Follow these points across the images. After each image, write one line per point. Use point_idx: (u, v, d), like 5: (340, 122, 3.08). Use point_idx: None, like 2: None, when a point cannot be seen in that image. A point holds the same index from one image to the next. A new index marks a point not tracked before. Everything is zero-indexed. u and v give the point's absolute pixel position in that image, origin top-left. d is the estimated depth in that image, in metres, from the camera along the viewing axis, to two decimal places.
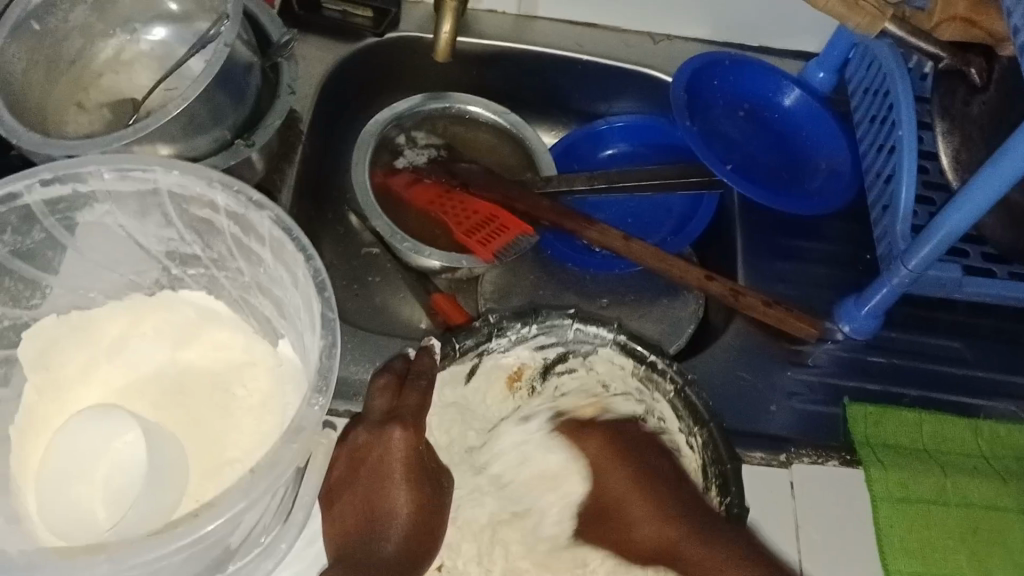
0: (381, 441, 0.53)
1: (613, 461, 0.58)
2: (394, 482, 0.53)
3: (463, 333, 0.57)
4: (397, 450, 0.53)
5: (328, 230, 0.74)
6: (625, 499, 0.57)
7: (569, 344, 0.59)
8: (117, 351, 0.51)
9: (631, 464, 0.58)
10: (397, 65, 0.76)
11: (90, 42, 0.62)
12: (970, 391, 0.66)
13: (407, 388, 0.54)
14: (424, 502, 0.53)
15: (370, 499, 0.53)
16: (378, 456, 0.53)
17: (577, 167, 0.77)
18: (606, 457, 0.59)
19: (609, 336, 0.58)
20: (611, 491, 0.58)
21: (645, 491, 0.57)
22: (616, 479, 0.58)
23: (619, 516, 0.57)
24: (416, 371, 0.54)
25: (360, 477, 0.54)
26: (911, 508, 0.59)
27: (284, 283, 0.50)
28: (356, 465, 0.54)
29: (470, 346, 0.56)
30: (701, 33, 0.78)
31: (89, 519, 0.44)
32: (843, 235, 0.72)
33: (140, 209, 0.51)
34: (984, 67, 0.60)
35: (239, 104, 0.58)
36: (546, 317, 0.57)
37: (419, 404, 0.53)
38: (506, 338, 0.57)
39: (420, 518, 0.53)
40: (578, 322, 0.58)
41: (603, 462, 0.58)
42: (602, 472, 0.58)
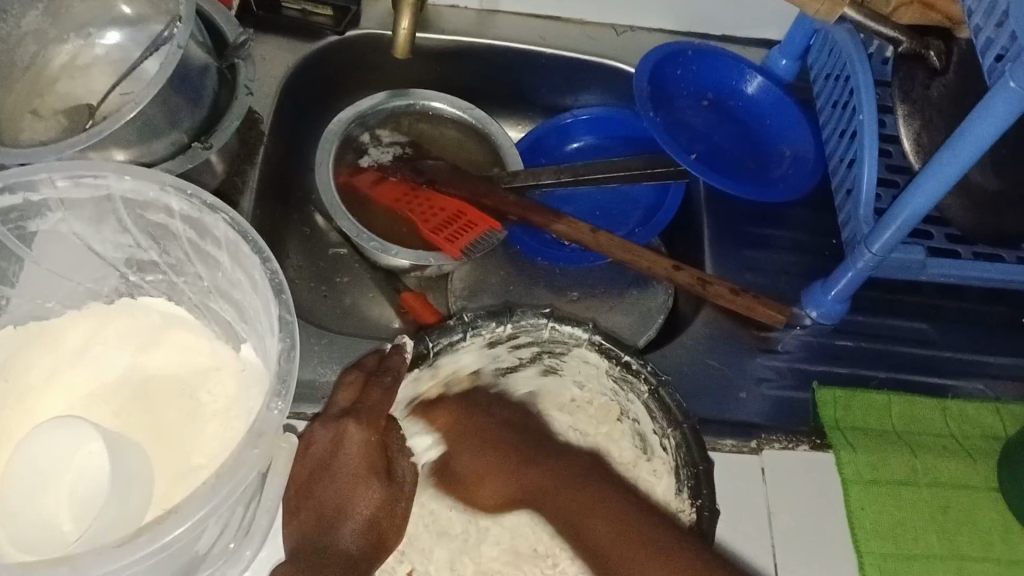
0: (338, 440, 0.52)
1: (464, 420, 0.59)
2: (355, 481, 0.52)
3: (434, 332, 0.56)
4: (358, 447, 0.52)
5: (294, 231, 0.74)
6: (477, 455, 0.58)
7: (545, 342, 0.58)
8: (77, 361, 0.50)
9: (483, 429, 0.58)
10: (359, 62, 0.76)
11: (44, 48, 0.61)
12: (939, 373, 0.66)
13: (370, 386, 0.53)
14: (382, 495, 0.53)
15: (326, 502, 0.51)
16: (336, 456, 0.52)
17: (544, 161, 0.77)
18: (458, 426, 0.59)
19: (584, 337, 0.56)
20: (462, 459, 0.58)
21: (496, 443, 0.58)
22: (469, 440, 0.58)
23: (482, 475, 0.57)
24: (385, 367, 0.54)
25: (318, 478, 0.52)
26: (882, 489, 0.59)
27: (244, 287, 0.49)
28: (315, 465, 0.52)
29: (441, 344, 0.55)
30: (663, 24, 0.78)
31: (51, 531, 0.43)
32: (807, 222, 0.72)
33: (96, 216, 0.51)
34: (943, 49, 0.61)
35: (196, 107, 0.58)
36: (520, 318, 0.56)
37: (382, 401, 0.53)
38: (480, 337, 0.56)
39: (379, 510, 0.53)
40: (554, 320, 0.56)
41: (458, 433, 0.59)
42: (460, 437, 0.58)
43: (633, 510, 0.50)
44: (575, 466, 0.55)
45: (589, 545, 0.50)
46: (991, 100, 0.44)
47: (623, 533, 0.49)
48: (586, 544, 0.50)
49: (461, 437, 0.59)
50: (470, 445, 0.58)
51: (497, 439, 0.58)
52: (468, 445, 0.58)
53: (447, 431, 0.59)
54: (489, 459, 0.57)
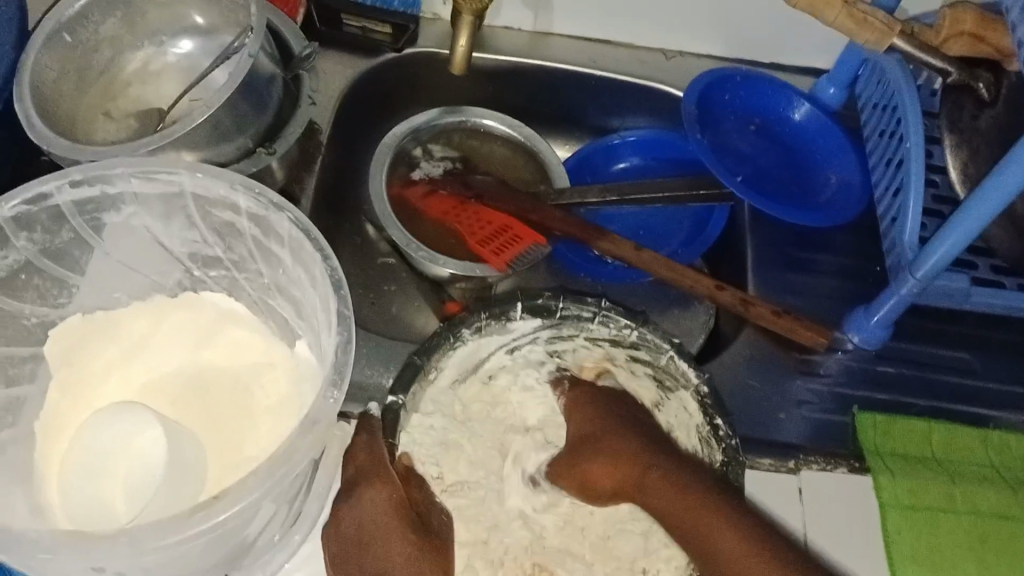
0: (359, 505, 0.52)
1: (584, 408, 0.61)
2: (388, 540, 0.51)
3: (574, 299, 0.59)
4: (382, 508, 0.52)
5: (346, 240, 0.76)
6: (596, 449, 0.58)
7: (660, 369, 0.60)
8: (138, 353, 0.52)
9: (612, 406, 0.60)
10: (414, 79, 0.78)
11: (119, 55, 0.64)
12: (981, 403, 0.66)
13: (356, 447, 0.53)
14: (422, 547, 0.52)
15: (366, 567, 0.51)
16: (363, 523, 0.52)
17: (591, 180, 0.79)
18: (586, 400, 0.61)
19: (694, 381, 0.58)
20: (592, 427, 0.59)
21: (626, 441, 0.58)
22: (592, 424, 0.59)
23: (591, 456, 0.58)
24: (360, 427, 0.53)
25: (349, 543, 0.51)
26: (919, 515, 0.59)
27: (303, 284, 0.51)
28: (340, 535, 0.51)
29: (574, 311, 0.59)
30: (713, 51, 0.79)
31: (107, 512, 0.45)
32: (852, 247, 0.73)
33: (165, 212, 0.53)
34: (992, 81, 0.61)
35: (261, 114, 0.60)
36: (649, 333, 0.59)
37: (376, 457, 0.52)
38: (606, 327, 0.60)
39: (425, 562, 0.51)
40: (679, 355, 0.58)
41: (585, 405, 0.61)
42: (584, 425, 0.60)
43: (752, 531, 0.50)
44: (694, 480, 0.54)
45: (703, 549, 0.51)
46: None
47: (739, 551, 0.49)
48: (704, 544, 0.51)
49: (588, 405, 0.61)
50: (597, 412, 0.60)
51: (623, 433, 0.58)
52: (593, 412, 0.60)
53: (579, 419, 0.60)
54: (600, 433, 0.59)
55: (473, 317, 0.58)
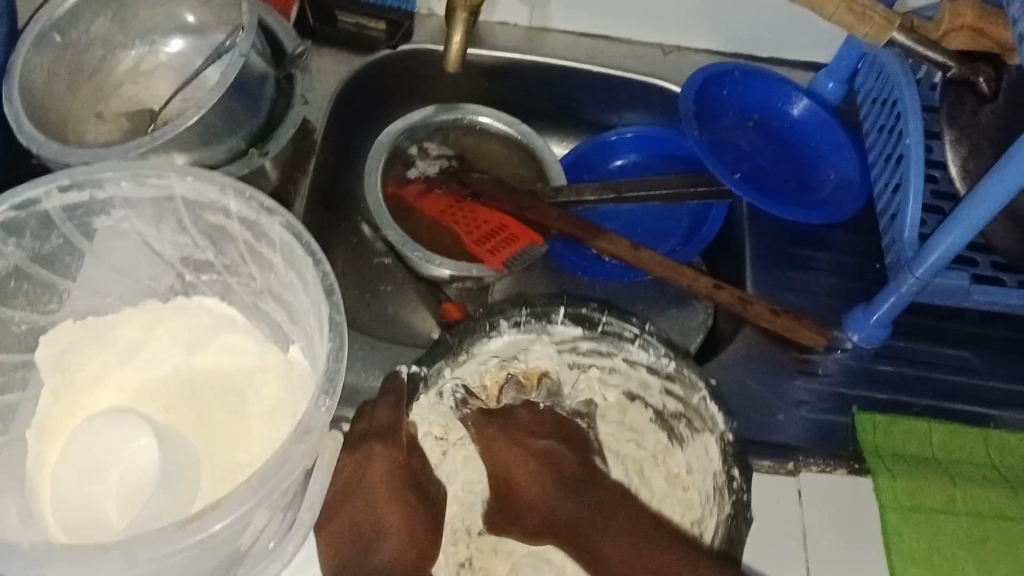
0: (363, 461, 0.52)
1: (499, 442, 0.56)
2: (381, 500, 0.51)
3: (617, 315, 0.58)
4: (381, 469, 0.52)
5: (341, 239, 0.75)
6: (522, 482, 0.54)
7: (690, 407, 0.56)
8: (131, 357, 0.52)
9: (521, 437, 0.56)
10: (409, 76, 0.77)
11: (111, 54, 0.63)
12: (980, 401, 0.66)
13: (378, 408, 0.53)
14: (416, 516, 0.52)
15: (358, 520, 0.51)
16: (363, 479, 0.52)
17: (587, 177, 0.78)
18: (497, 442, 0.56)
19: (722, 425, 0.55)
20: (501, 463, 0.55)
21: (537, 470, 0.54)
22: (511, 458, 0.55)
23: (518, 493, 0.54)
24: (389, 388, 0.54)
25: (348, 500, 0.52)
26: (919, 517, 0.58)
27: (295, 288, 0.51)
28: (343, 488, 0.52)
29: (616, 326, 0.57)
30: (711, 45, 0.79)
31: (100, 520, 0.45)
32: (851, 245, 0.72)
33: (156, 215, 0.52)
34: (992, 76, 0.60)
35: (254, 114, 0.60)
36: (686, 369, 0.56)
37: (393, 419, 0.53)
38: (644, 352, 0.57)
39: (409, 533, 0.51)
40: (711, 397, 0.55)
41: (495, 446, 0.56)
42: (503, 462, 0.55)
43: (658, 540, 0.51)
44: (612, 503, 0.53)
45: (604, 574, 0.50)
46: None
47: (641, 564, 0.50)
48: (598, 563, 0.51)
49: (498, 444, 0.56)
50: (506, 452, 0.55)
51: (537, 461, 0.55)
52: (505, 453, 0.55)
53: (493, 453, 0.55)
54: (513, 469, 0.55)
55: (513, 311, 0.56)
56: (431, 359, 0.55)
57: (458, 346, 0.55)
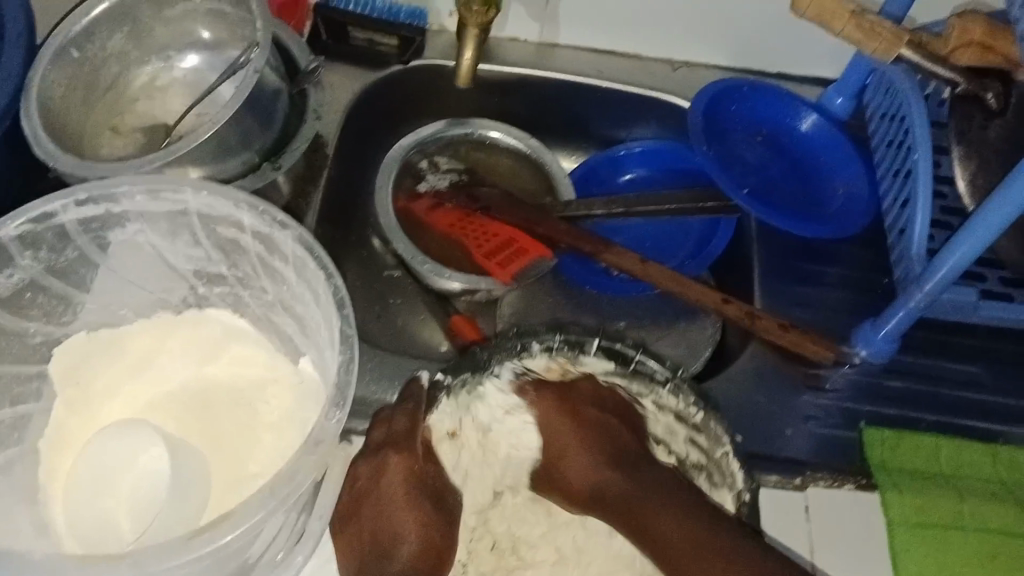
0: (379, 470, 0.54)
1: (558, 414, 0.58)
2: (398, 506, 0.54)
3: (651, 356, 0.57)
4: (399, 475, 0.54)
5: (352, 252, 0.76)
6: (571, 459, 0.58)
7: (712, 460, 0.56)
8: (144, 368, 0.53)
9: (580, 409, 0.57)
10: (420, 92, 0.78)
11: (127, 69, 0.64)
12: (990, 417, 0.65)
13: (394, 416, 0.55)
14: (428, 518, 0.54)
15: (375, 525, 0.53)
16: (380, 485, 0.54)
17: (596, 191, 0.79)
18: (555, 412, 0.58)
19: (741, 484, 0.55)
20: (555, 439, 0.58)
21: (591, 451, 0.57)
22: (564, 434, 0.58)
23: (567, 466, 0.58)
24: (410, 395, 0.55)
25: (364, 507, 0.54)
26: (927, 532, 0.58)
27: (306, 301, 0.51)
28: (358, 496, 0.54)
29: (649, 367, 0.57)
30: (720, 61, 0.79)
31: (112, 530, 0.46)
32: (860, 260, 0.72)
33: (170, 229, 0.53)
34: (1001, 91, 0.60)
35: (267, 129, 0.60)
36: (713, 422, 0.55)
37: (410, 428, 0.54)
38: (674, 397, 0.56)
39: (424, 533, 0.53)
40: (733, 454, 0.54)
41: (552, 419, 0.58)
42: (556, 435, 0.58)
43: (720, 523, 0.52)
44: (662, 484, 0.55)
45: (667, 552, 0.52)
46: None
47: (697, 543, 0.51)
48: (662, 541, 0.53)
49: (554, 419, 0.58)
50: (563, 428, 0.58)
51: (588, 443, 0.57)
52: (561, 428, 0.58)
53: (548, 423, 0.58)
54: (571, 447, 0.58)
55: (547, 335, 0.56)
56: (457, 369, 0.54)
57: (487, 363, 0.55)
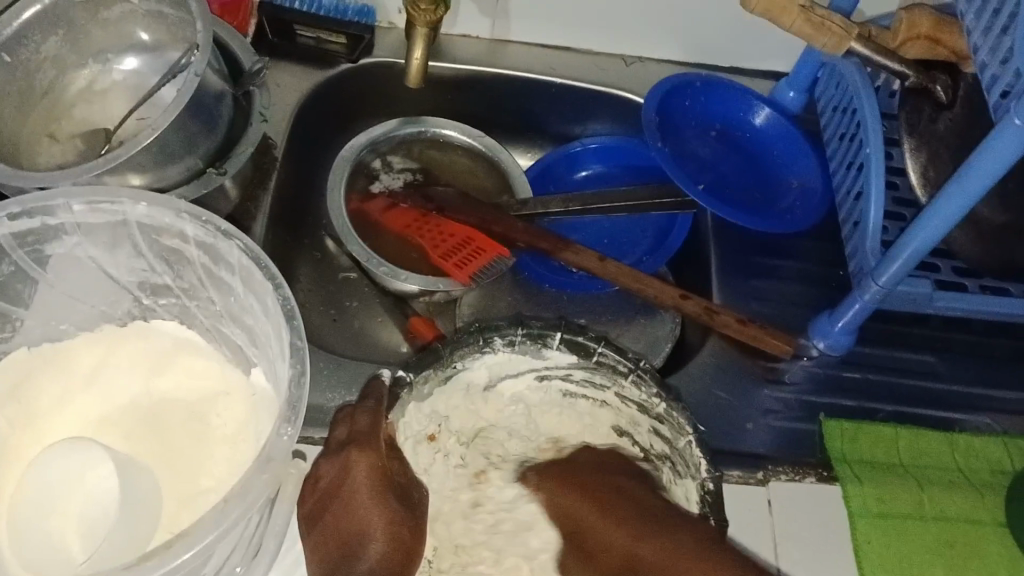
0: (345, 466, 0.52)
1: (563, 490, 0.56)
2: (363, 502, 0.51)
3: (614, 348, 0.56)
4: (362, 471, 0.51)
5: (304, 256, 0.74)
6: (584, 533, 0.53)
7: (675, 451, 0.55)
8: (92, 384, 0.51)
9: (590, 479, 0.55)
10: (371, 90, 0.77)
11: (63, 73, 0.62)
12: (944, 405, 0.66)
13: (358, 413, 0.53)
14: (397, 515, 0.51)
15: (340, 522, 0.51)
16: (345, 482, 0.51)
17: (553, 189, 0.78)
18: (568, 480, 0.56)
19: (706, 472, 0.52)
20: (575, 515, 0.54)
21: (608, 516, 0.52)
22: (581, 511, 0.54)
23: (579, 542, 0.54)
24: (370, 391, 0.53)
25: (329, 507, 0.51)
26: (888, 523, 0.59)
27: (255, 312, 0.50)
28: (321, 498, 0.52)
29: (611, 359, 0.56)
30: (672, 56, 0.79)
31: (61, 553, 0.43)
32: (814, 252, 0.73)
33: (110, 241, 0.51)
34: (949, 83, 0.61)
35: (211, 133, 0.58)
36: (673, 410, 0.54)
37: (372, 424, 0.52)
38: (637, 388, 0.56)
39: (395, 529, 0.51)
40: (697, 443, 0.53)
41: (563, 502, 0.55)
42: (569, 510, 0.55)
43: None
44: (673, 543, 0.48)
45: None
46: (998, 134, 0.44)
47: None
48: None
49: (570, 498, 0.55)
50: (580, 505, 0.54)
51: (606, 507, 0.53)
52: (579, 506, 0.54)
53: (560, 503, 0.55)
54: (592, 521, 0.53)
55: (509, 329, 0.56)
56: (419, 366, 0.54)
57: (448, 357, 0.54)
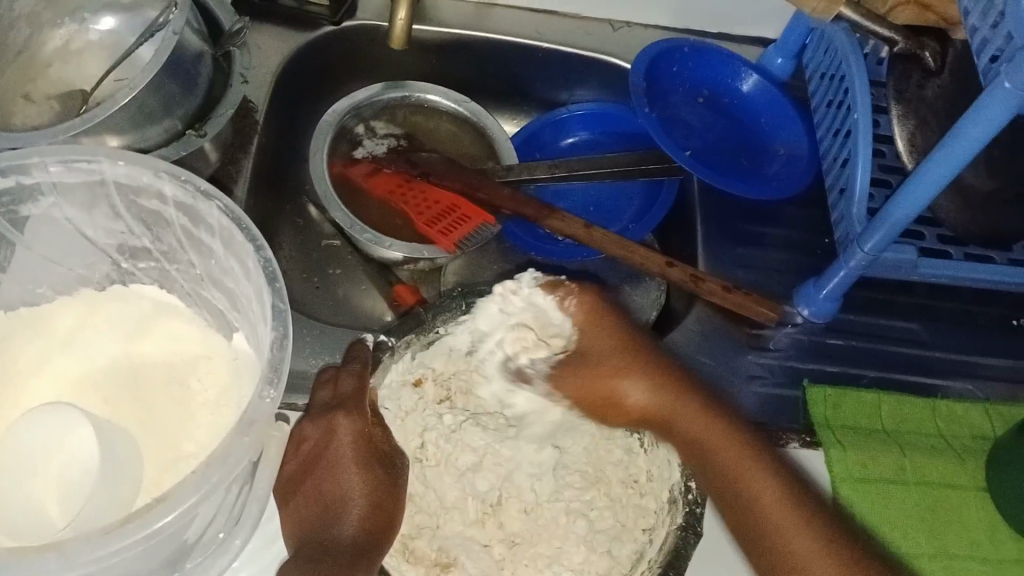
0: (328, 431, 0.53)
1: (605, 321, 0.60)
2: (345, 468, 0.53)
3: None
4: (347, 435, 0.53)
5: (287, 222, 0.74)
6: (608, 367, 0.59)
7: None
8: (70, 346, 0.50)
9: (613, 324, 0.60)
10: (354, 54, 0.76)
11: (38, 33, 0.61)
12: (928, 372, 0.67)
13: (342, 376, 0.55)
14: (378, 481, 0.53)
15: (322, 488, 0.53)
16: (329, 448, 0.53)
17: (539, 155, 0.77)
18: (595, 313, 0.60)
19: None
20: (595, 345, 0.60)
21: (636, 364, 0.59)
22: (602, 342, 0.60)
23: (598, 369, 0.59)
24: (353, 357, 0.56)
25: (312, 472, 0.53)
26: (871, 487, 0.59)
27: (236, 275, 0.49)
28: (306, 462, 0.54)
29: None
30: (660, 21, 0.78)
31: (39, 517, 0.43)
32: (801, 221, 0.72)
33: (88, 202, 0.50)
34: (938, 49, 0.61)
35: (191, 94, 0.57)
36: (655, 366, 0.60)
37: (358, 387, 0.54)
38: None
39: (376, 496, 0.52)
40: None
41: (590, 324, 0.60)
42: (592, 334, 0.60)
43: (804, 505, 0.53)
44: (745, 437, 0.55)
45: (766, 544, 0.52)
46: (987, 99, 0.44)
47: (778, 506, 0.52)
48: (726, 480, 0.54)
49: (599, 332, 0.60)
50: (607, 340, 0.60)
51: (635, 357, 0.59)
52: (605, 340, 0.60)
53: (605, 328, 0.60)
54: (616, 359, 0.59)
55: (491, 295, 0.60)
56: (402, 331, 0.58)
57: (430, 322, 0.58)
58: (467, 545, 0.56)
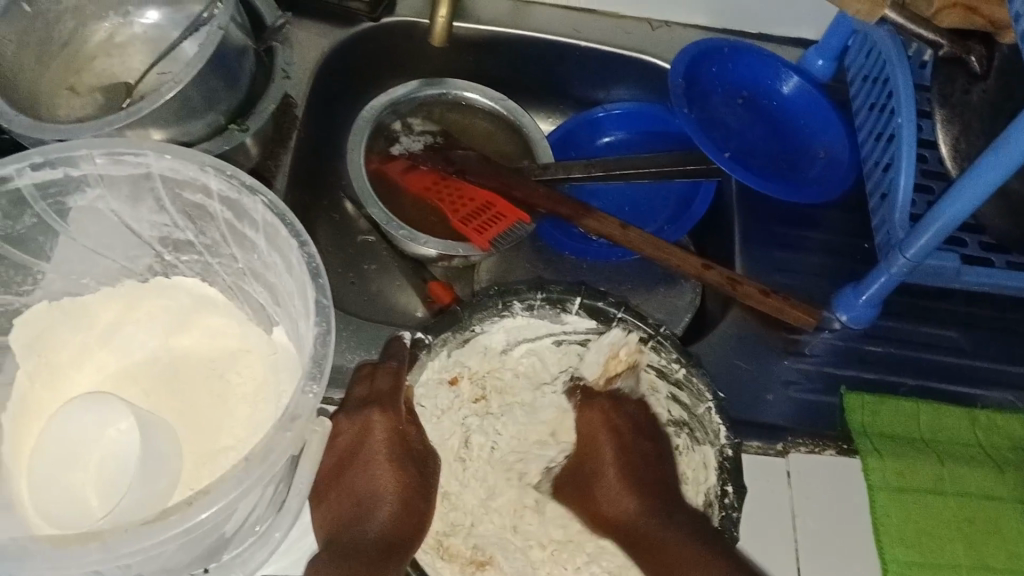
0: (364, 427, 0.54)
1: (607, 427, 0.60)
2: (379, 465, 0.54)
3: (634, 314, 0.56)
4: (381, 433, 0.54)
5: (323, 217, 0.74)
6: (604, 473, 0.59)
7: (695, 418, 0.57)
8: (109, 340, 0.51)
9: (615, 424, 0.60)
10: (393, 50, 0.76)
11: (82, 25, 0.61)
12: (967, 381, 0.66)
13: (378, 373, 0.54)
14: (409, 479, 0.54)
15: (356, 487, 0.54)
16: (364, 443, 0.54)
17: (574, 154, 0.77)
18: (597, 415, 0.60)
19: (721, 441, 0.54)
20: (593, 447, 0.60)
21: (624, 467, 0.58)
22: (598, 441, 0.60)
23: (597, 475, 0.59)
24: (390, 353, 0.55)
25: (347, 468, 0.55)
26: (907, 497, 0.59)
27: (278, 270, 0.49)
28: (341, 458, 0.55)
29: (631, 325, 0.57)
30: (698, 20, 0.77)
31: (81, 507, 0.43)
32: (839, 225, 0.72)
33: (133, 194, 0.51)
34: (984, 54, 0.59)
35: (233, 88, 0.58)
36: (693, 377, 0.55)
37: (394, 386, 0.54)
38: (657, 355, 0.57)
39: (406, 495, 0.53)
40: (717, 412, 0.55)
41: (591, 426, 0.60)
42: (592, 435, 0.60)
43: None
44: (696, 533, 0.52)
45: None
46: None
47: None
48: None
49: (598, 435, 0.60)
50: (603, 442, 0.59)
51: (625, 461, 0.58)
52: (601, 443, 0.59)
53: (610, 442, 0.59)
54: (607, 460, 0.59)
55: (529, 293, 0.56)
56: (439, 328, 0.55)
57: (466, 321, 0.55)
58: (504, 545, 0.57)
